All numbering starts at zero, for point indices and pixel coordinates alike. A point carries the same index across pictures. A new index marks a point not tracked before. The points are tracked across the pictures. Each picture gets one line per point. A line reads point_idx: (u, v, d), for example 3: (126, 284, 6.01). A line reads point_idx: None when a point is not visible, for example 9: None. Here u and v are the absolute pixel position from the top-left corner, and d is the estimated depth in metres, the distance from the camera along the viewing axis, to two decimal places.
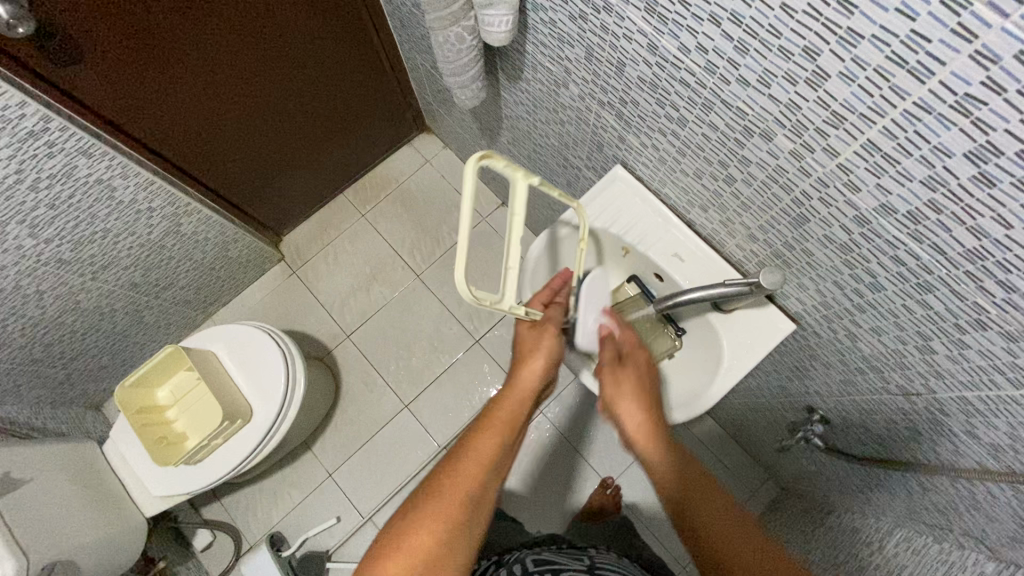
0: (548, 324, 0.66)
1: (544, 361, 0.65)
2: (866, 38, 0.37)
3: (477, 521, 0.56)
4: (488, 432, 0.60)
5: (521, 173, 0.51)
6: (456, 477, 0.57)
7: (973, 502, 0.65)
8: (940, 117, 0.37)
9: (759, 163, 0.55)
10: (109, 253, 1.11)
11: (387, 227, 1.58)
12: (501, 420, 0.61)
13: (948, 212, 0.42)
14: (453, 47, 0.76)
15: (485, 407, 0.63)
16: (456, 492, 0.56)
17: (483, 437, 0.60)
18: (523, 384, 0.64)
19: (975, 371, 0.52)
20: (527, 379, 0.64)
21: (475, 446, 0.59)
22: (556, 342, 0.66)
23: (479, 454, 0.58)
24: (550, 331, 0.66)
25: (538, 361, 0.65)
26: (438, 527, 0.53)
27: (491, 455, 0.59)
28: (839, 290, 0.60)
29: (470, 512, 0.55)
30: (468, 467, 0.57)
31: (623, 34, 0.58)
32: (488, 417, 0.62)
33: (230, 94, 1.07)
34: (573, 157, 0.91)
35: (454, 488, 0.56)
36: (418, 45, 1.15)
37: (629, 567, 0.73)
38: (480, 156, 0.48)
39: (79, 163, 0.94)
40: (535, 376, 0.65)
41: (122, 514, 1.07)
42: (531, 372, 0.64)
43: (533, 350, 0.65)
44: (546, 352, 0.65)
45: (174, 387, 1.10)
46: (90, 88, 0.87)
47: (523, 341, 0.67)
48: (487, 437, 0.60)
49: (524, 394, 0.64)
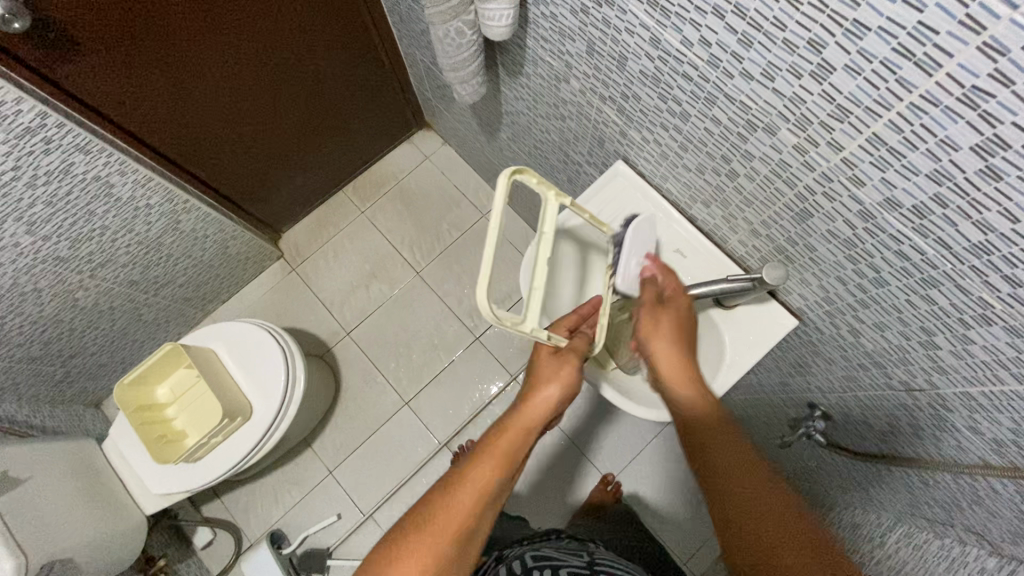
0: (574, 351, 0.66)
1: (558, 392, 0.63)
2: (872, 30, 0.37)
3: (467, 556, 0.55)
4: (489, 461, 0.58)
5: (552, 193, 0.52)
6: (451, 507, 0.55)
7: (974, 497, 0.65)
8: (947, 110, 0.37)
9: (762, 158, 0.55)
10: (107, 250, 1.11)
11: (386, 224, 1.57)
12: (504, 451, 0.59)
13: (954, 206, 0.41)
14: (453, 42, 0.75)
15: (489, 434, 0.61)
16: (450, 523, 0.54)
17: (484, 467, 0.58)
18: (531, 414, 0.63)
19: (979, 367, 0.52)
20: (537, 407, 0.63)
21: (474, 479, 0.57)
22: (573, 372, 0.64)
23: (477, 485, 0.57)
24: (570, 360, 0.65)
25: (552, 390, 0.63)
26: (426, 559, 0.52)
27: (489, 487, 0.57)
28: (842, 285, 0.59)
29: (461, 546, 0.54)
30: (464, 496, 0.56)
31: (626, 28, 0.57)
32: (493, 444, 0.60)
33: (228, 90, 1.06)
34: (573, 153, 0.91)
35: (446, 519, 0.54)
36: (418, 41, 1.15)
37: (628, 564, 0.73)
38: (514, 170, 0.48)
39: (76, 160, 0.93)
40: (546, 406, 0.63)
41: (120, 513, 1.07)
42: (544, 400, 0.63)
43: (547, 381, 0.64)
44: (562, 383, 0.64)
45: (173, 385, 1.09)
46: (87, 84, 0.86)
47: (540, 365, 0.66)
48: (489, 466, 0.58)
49: (530, 422, 0.62)
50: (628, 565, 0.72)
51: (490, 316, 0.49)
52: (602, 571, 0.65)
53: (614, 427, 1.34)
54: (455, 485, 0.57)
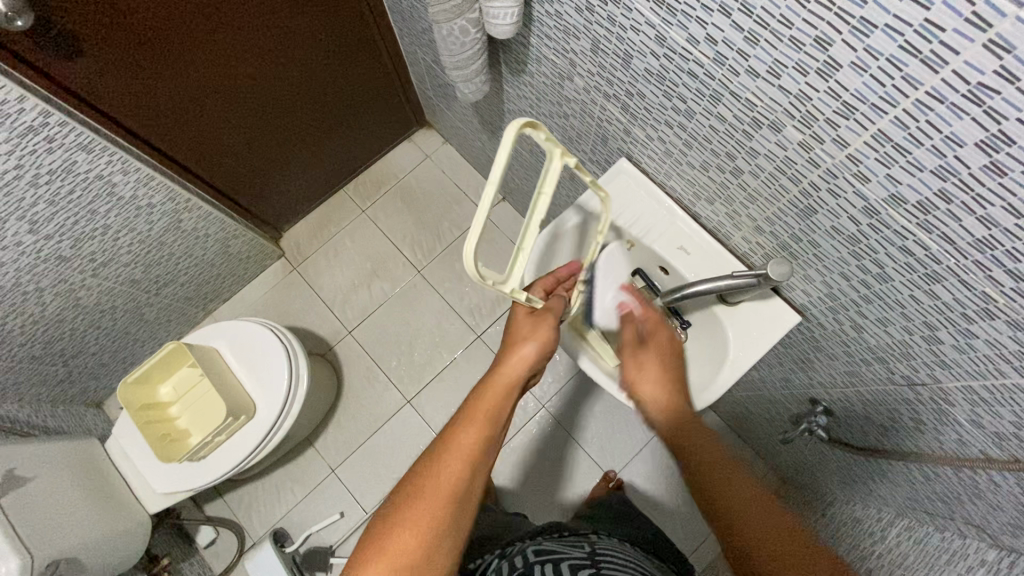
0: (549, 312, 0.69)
1: (536, 349, 0.66)
2: (879, 27, 0.38)
3: (463, 516, 0.57)
4: (473, 421, 0.61)
5: (558, 151, 0.51)
6: (441, 473, 0.57)
7: (975, 490, 0.66)
8: (952, 106, 0.38)
9: (767, 155, 0.56)
10: (109, 250, 1.11)
11: (388, 223, 1.57)
12: (487, 411, 0.62)
13: (958, 201, 0.42)
14: (457, 40, 0.75)
15: (470, 398, 0.64)
16: (444, 487, 0.56)
17: (468, 430, 0.60)
18: (508, 372, 0.65)
19: (981, 361, 0.52)
20: (515, 367, 0.65)
21: (459, 442, 0.59)
22: (548, 329, 0.67)
23: (464, 448, 0.59)
24: (544, 320, 0.68)
25: (528, 349, 0.66)
26: (425, 527, 0.54)
27: (475, 447, 0.59)
28: (845, 281, 0.60)
29: (458, 507, 0.56)
30: (453, 460, 0.58)
31: (631, 26, 0.58)
32: (474, 406, 0.62)
33: (230, 88, 1.06)
34: (576, 151, 0.91)
35: (438, 484, 0.56)
36: (419, 39, 1.15)
37: (630, 552, 0.73)
38: (524, 122, 0.47)
39: (79, 158, 0.93)
40: (524, 363, 0.65)
41: (124, 511, 1.07)
42: (521, 360, 0.65)
43: (523, 337, 0.67)
44: (539, 340, 0.66)
45: (175, 384, 1.09)
46: (89, 83, 0.86)
47: (517, 327, 0.68)
48: (473, 428, 0.60)
49: (511, 381, 0.65)
50: (629, 553, 0.72)
51: (474, 273, 0.52)
52: (602, 560, 0.65)
53: (616, 424, 1.35)
54: (442, 453, 0.59)
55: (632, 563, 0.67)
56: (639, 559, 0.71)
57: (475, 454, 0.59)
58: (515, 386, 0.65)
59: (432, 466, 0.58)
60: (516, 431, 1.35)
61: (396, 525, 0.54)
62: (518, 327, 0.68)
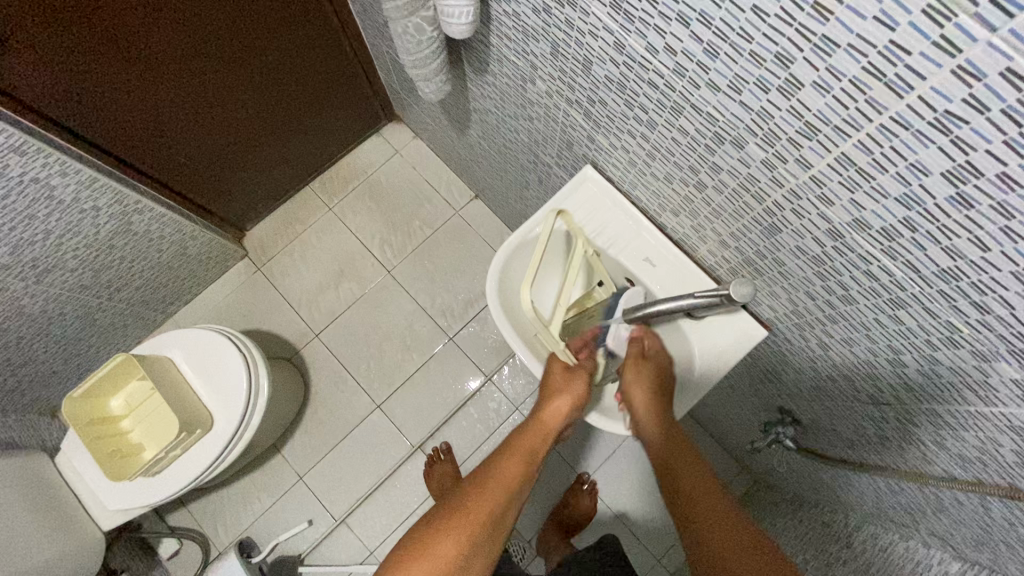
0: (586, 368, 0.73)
1: (568, 404, 0.69)
2: (842, 47, 0.35)
3: (495, 540, 0.60)
4: (517, 452, 0.66)
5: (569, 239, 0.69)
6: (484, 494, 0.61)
7: (939, 505, 0.65)
8: (918, 134, 0.35)
9: (729, 170, 0.53)
10: (53, 255, 1.04)
11: (356, 221, 1.52)
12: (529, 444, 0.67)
13: (923, 231, 0.40)
14: (413, 38, 0.71)
15: (512, 434, 0.69)
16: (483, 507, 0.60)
17: (510, 462, 0.64)
18: (546, 423, 0.69)
19: (947, 388, 0.51)
20: (554, 414, 0.69)
21: (502, 470, 0.63)
22: (584, 391, 0.70)
23: (506, 477, 0.63)
24: (579, 375, 0.72)
25: (562, 403, 0.70)
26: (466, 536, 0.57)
27: (515, 479, 0.63)
28: (811, 301, 0.58)
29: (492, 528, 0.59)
30: (494, 482, 0.62)
31: (589, 31, 0.54)
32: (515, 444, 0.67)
33: (179, 85, 1.00)
34: (543, 154, 0.88)
35: (478, 502, 0.60)
36: (382, 33, 1.09)
37: None
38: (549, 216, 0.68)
39: (11, 161, 0.86)
40: (558, 417, 0.69)
41: (75, 529, 1.02)
42: (558, 408, 0.69)
43: (561, 389, 0.70)
44: (573, 396, 0.70)
45: (128, 397, 1.04)
46: (22, 83, 0.80)
47: (552, 380, 0.72)
48: (514, 462, 0.64)
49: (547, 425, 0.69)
50: None
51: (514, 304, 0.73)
52: None
53: (590, 428, 1.33)
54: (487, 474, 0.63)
55: None
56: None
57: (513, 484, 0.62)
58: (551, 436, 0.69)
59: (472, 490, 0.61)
60: None
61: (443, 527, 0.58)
62: (552, 378, 0.72)
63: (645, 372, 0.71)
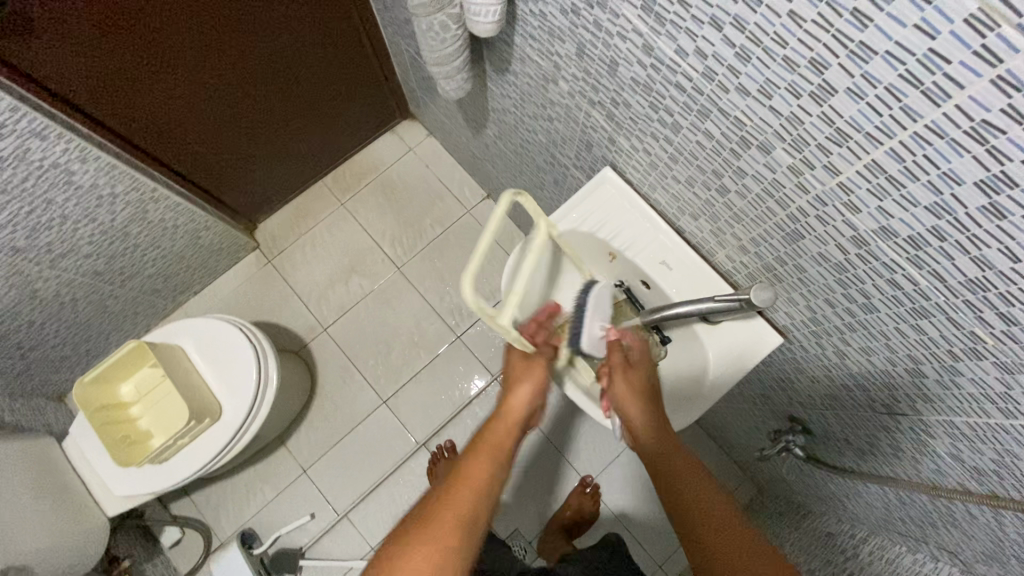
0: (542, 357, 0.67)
1: (530, 390, 0.65)
2: (879, 53, 0.35)
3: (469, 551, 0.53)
4: (481, 455, 0.59)
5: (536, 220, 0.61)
6: (447, 504, 0.55)
7: (950, 519, 0.65)
8: (952, 142, 0.35)
9: (754, 176, 0.53)
10: (68, 240, 1.05)
11: (367, 217, 1.53)
12: (495, 444, 0.61)
13: (952, 240, 0.40)
14: (437, 35, 0.71)
15: (477, 432, 0.62)
16: (449, 518, 0.54)
17: (476, 460, 0.58)
18: (511, 413, 0.64)
19: (965, 399, 0.51)
20: (520, 402, 0.65)
21: (468, 471, 0.57)
22: (546, 375, 0.67)
23: (472, 480, 0.57)
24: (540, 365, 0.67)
25: (527, 392, 0.65)
26: (432, 557, 0.52)
27: (482, 480, 0.57)
28: (830, 308, 0.58)
29: (462, 536, 0.53)
30: (460, 489, 0.56)
31: (617, 33, 0.54)
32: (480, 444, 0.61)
33: (199, 76, 1.01)
34: (560, 155, 0.88)
35: (441, 515, 0.54)
36: (402, 30, 1.10)
37: None
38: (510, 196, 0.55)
39: (32, 145, 0.87)
40: (521, 410, 0.65)
41: (82, 514, 1.02)
42: (522, 396, 0.65)
43: (522, 377, 0.66)
44: (533, 385, 0.66)
45: (137, 383, 1.04)
46: (48, 69, 0.81)
47: (512, 373, 0.67)
48: (480, 461, 0.58)
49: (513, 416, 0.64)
50: None
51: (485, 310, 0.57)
52: None
53: (594, 430, 1.33)
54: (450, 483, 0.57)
55: None
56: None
57: (481, 490, 0.57)
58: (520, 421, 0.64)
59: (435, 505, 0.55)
60: None
61: (408, 550, 0.52)
62: (513, 368, 0.67)
63: (633, 378, 0.67)
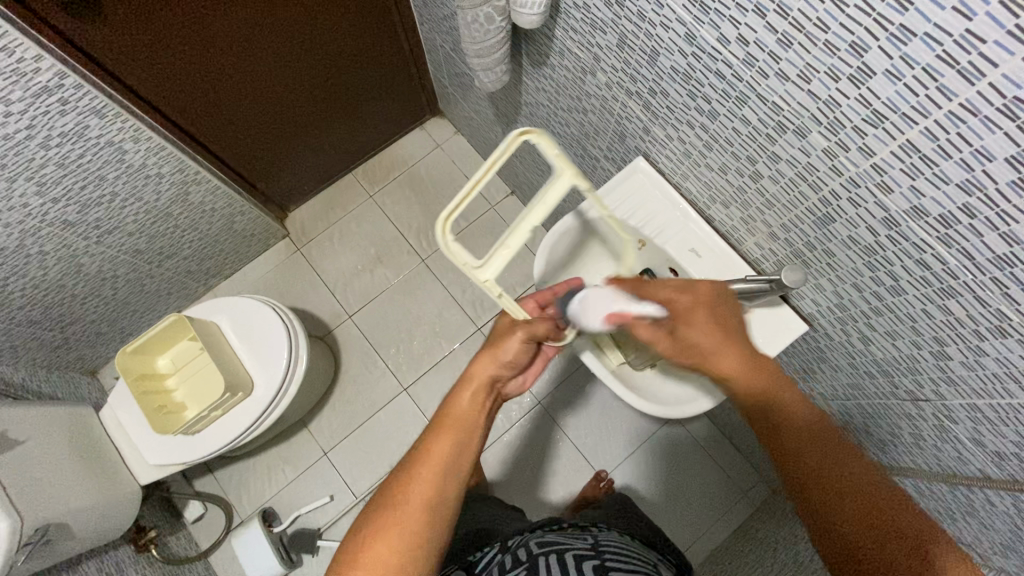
0: (525, 327, 0.63)
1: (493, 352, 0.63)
2: (918, 35, 0.37)
3: (434, 529, 0.56)
4: (443, 434, 0.60)
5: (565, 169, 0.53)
6: (411, 486, 0.57)
7: (968, 508, 0.66)
8: (985, 119, 0.37)
9: (789, 160, 0.56)
10: (115, 217, 1.10)
11: (394, 209, 1.57)
12: (456, 418, 0.61)
13: (982, 217, 0.42)
14: (482, 27, 0.74)
15: (441, 405, 0.63)
16: (413, 502, 0.56)
17: (437, 439, 0.59)
18: (477, 374, 0.63)
19: (989, 379, 0.53)
20: (484, 371, 0.63)
21: (429, 449, 0.59)
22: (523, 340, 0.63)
23: (433, 459, 0.58)
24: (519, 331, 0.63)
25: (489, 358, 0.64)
26: (397, 537, 0.54)
27: (445, 456, 0.59)
28: (858, 293, 0.60)
29: (426, 516, 0.55)
30: (421, 471, 0.57)
31: (660, 23, 0.58)
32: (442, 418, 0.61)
33: (248, 66, 1.06)
34: (592, 147, 0.91)
35: (403, 496, 0.56)
36: (440, 26, 1.15)
37: (636, 545, 0.69)
38: (520, 131, 0.48)
39: (91, 123, 0.92)
40: (488, 371, 0.63)
41: (117, 481, 1.05)
42: (486, 364, 0.63)
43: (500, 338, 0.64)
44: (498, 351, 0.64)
45: (174, 356, 1.10)
46: (112, 53, 0.86)
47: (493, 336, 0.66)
48: (439, 438, 0.59)
49: (479, 385, 0.63)
50: (635, 546, 0.68)
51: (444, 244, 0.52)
52: (606, 551, 0.62)
53: (610, 425, 1.35)
54: (412, 465, 0.58)
55: (637, 554, 0.64)
56: (641, 549, 0.69)
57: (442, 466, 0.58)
58: (485, 387, 0.63)
59: (397, 485, 0.58)
60: (510, 424, 1.36)
61: (372, 534, 0.55)
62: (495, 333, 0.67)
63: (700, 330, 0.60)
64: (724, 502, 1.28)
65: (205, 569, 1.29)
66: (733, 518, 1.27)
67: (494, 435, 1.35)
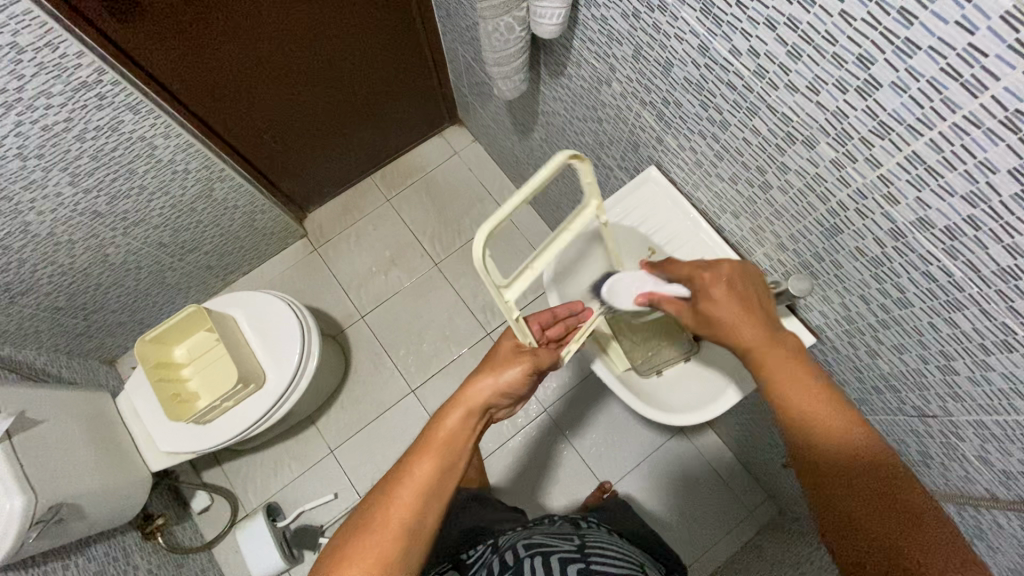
0: (530, 355, 0.64)
1: (489, 384, 0.62)
2: (923, 48, 0.39)
3: (414, 551, 0.55)
4: (427, 456, 0.58)
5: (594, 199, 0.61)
6: (392, 506, 0.55)
7: (976, 531, 0.65)
8: (988, 132, 0.38)
9: (798, 170, 0.57)
10: (142, 210, 1.14)
11: (410, 214, 1.60)
12: (443, 441, 0.59)
13: (986, 228, 0.43)
14: (502, 36, 0.76)
15: (428, 424, 0.61)
16: (392, 526, 0.54)
17: (422, 461, 0.58)
18: (468, 398, 0.62)
19: (996, 396, 0.52)
20: (477, 395, 0.62)
21: (412, 471, 0.57)
22: (521, 371, 0.63)
23: (417, 481, 0.56)
24: (520, 358, 0.64)
25: (484, 384, 0.62)
26: (373, 561, 0.53)
27: (427, 481, 0.57)
28: (864, 304, 0.60)
29: (407, 540, 0.54)
30: (404, 492, 0.56)
31: (675, 34, 0.59)
32: (429, 440, 0.59)
33: (279, 71, 1.10)
34: (606, 156, 0.93)
35: (382, 518, 0.55)
36: (462, 36, 1.17)
37: (625, 545, 0.70)
38: (569, 155, 0.53)
39: (125, 118, 0.96)
40: (482, 397, 0.62)
41: (130, 465, 1.08)
42: (482, 388, 0.62)
43: (494, 364, 0.64)
44: (494, 377, 0.63)
45: (189, 347, 1.13)
46: (151, 53, 0.91)
47: (493, 358, 0.65)
48: (424, 459, 0.58)
49: (470, 408, 0.62)
50: (621, 546, 0.69)
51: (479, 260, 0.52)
52: (592, 553, 0.62)
53: (615, 434, 1.35)
54: (394, 485, 0.56)
55: (623, 555, 0.64)
56: (629, 550, 0.68)
57: (424, 490, 0.56)
58: (474, 410, 0.62)
59: (378, 505, 0.56)
60: (515, 431, 1.36)
61: (346, 556, 0.53)
62: (493, 357, 0.66)
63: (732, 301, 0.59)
64: (729, 520, 1.27)
65: (208, 561, 1.30)
66: (737, 537, 1.25)
67: (499, 440, 1.36)
